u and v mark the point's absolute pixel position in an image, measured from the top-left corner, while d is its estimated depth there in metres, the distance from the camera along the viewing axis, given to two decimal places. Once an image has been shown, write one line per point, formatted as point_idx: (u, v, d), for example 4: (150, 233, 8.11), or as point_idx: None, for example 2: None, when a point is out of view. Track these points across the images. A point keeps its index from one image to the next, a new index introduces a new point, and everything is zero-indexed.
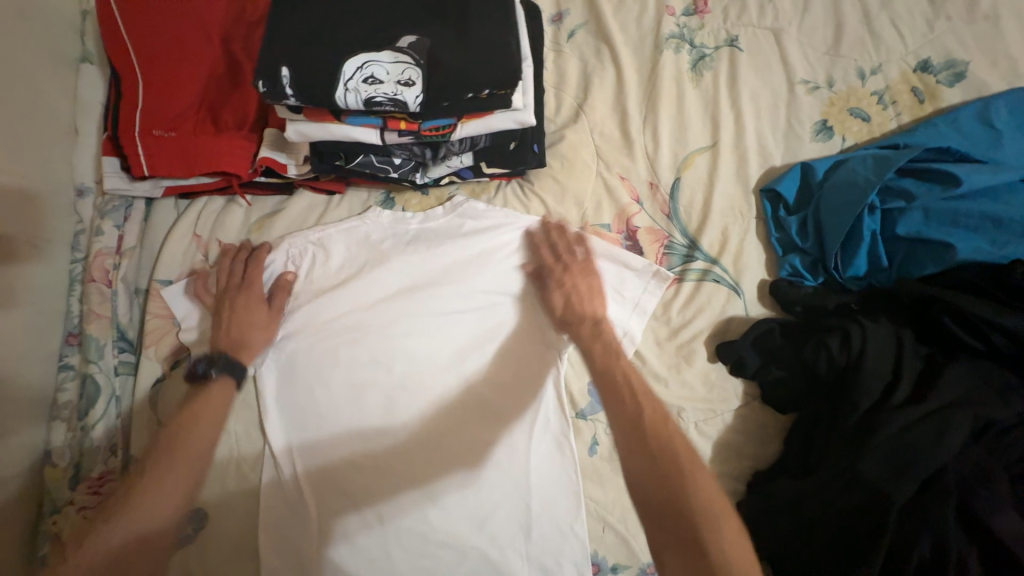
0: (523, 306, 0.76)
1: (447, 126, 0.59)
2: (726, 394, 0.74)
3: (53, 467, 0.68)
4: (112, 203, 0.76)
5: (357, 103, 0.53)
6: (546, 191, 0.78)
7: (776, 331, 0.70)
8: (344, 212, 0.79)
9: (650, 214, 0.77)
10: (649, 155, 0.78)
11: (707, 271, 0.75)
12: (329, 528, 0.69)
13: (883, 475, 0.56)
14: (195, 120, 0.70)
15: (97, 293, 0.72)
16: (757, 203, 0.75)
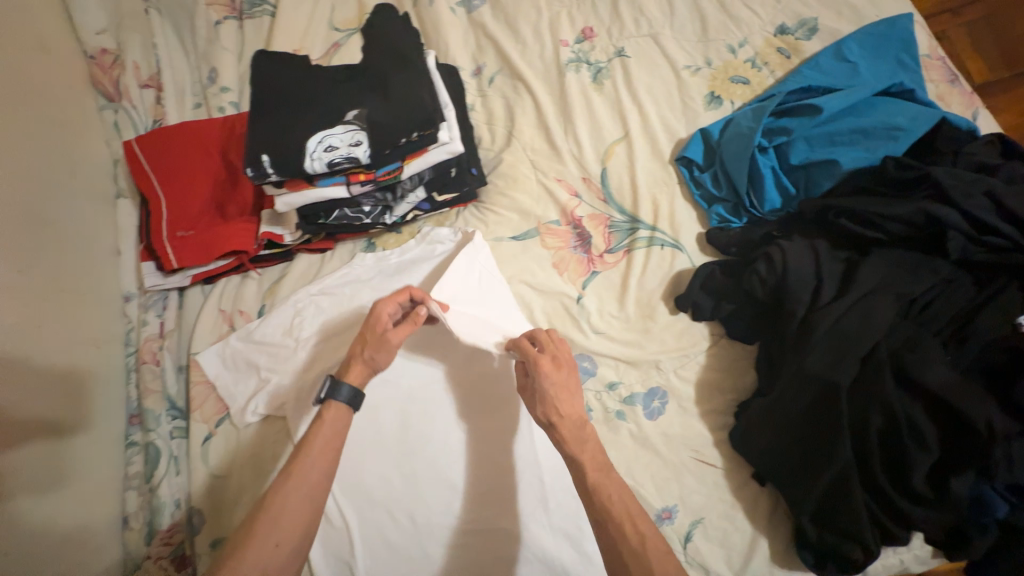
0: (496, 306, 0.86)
1: (395, 169, 0.73)
2: (694, 339, 0.81)
3: (130, 529, 0.79)
4: (153, 299, 0.91)
5: (322, 167, 0.69)
6: (497, 206, 0.91)
7: (716, 272, 0.79)
8: (337, 264, 0.93)
9: (589, 204, 0.89)
10: (576, 155, 0.91)
11: (651, 237, 0.85)
12: (371, 540, 0.78)
13: (828, 365, 0.63)
14: (206, 219, 0.87)
15: (149, 372, 0.85)
16: (676, 170, 0.87)
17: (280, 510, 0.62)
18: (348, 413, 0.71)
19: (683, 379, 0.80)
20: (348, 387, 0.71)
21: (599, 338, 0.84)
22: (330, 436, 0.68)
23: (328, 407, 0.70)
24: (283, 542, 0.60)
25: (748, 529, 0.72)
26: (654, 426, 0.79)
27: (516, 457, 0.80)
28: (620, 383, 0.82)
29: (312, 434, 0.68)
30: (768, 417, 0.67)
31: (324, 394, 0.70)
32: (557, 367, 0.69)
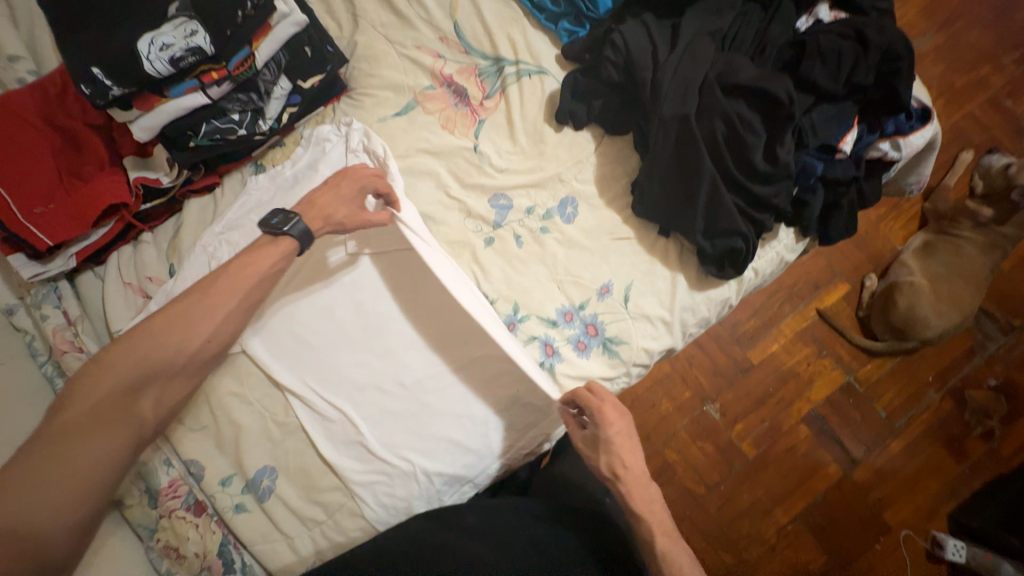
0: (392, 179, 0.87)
1: (247, 57, 0.73)
2: (583, 146, 0.92)
3: (130, 506, 0.78)
4: (41, 293, 0.83)
5: (166, 68, 0.67)
6: (369, 88, 0.92)
7: (578, 78, 0.89)
8: (232, 197, 0.90)
9: (454, 60, 0.93)
10: (426, 17, 0.93)
11: (518, 70, 0.92)
12: (371, 416, 0.84)
13: (676, 104, 0.77)
14: (63, 187, 0.80)
15: (75, 359, 0.79)
16: (519, 5, 0.94)
17: (212, 307, 0.71)
18: (290, 251, 0.76)
19: (584, 182, 0.92)
20: (305, 225, 0.76)
21: (505, 176, 0.92)
22: (273, 260, 0.75)
23: (282, 239, 0.76)
24: (213, 340, 0.72)
25: (668, 273, 0.89)
26: (574, 227, 0.90)
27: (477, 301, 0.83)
28: (535, 206, 0.91)
29: (258, 254, 0.75)
30: (649, 170, 0.81)
31: (277, 225, 0.75)
32: (617, 413, 0.78)
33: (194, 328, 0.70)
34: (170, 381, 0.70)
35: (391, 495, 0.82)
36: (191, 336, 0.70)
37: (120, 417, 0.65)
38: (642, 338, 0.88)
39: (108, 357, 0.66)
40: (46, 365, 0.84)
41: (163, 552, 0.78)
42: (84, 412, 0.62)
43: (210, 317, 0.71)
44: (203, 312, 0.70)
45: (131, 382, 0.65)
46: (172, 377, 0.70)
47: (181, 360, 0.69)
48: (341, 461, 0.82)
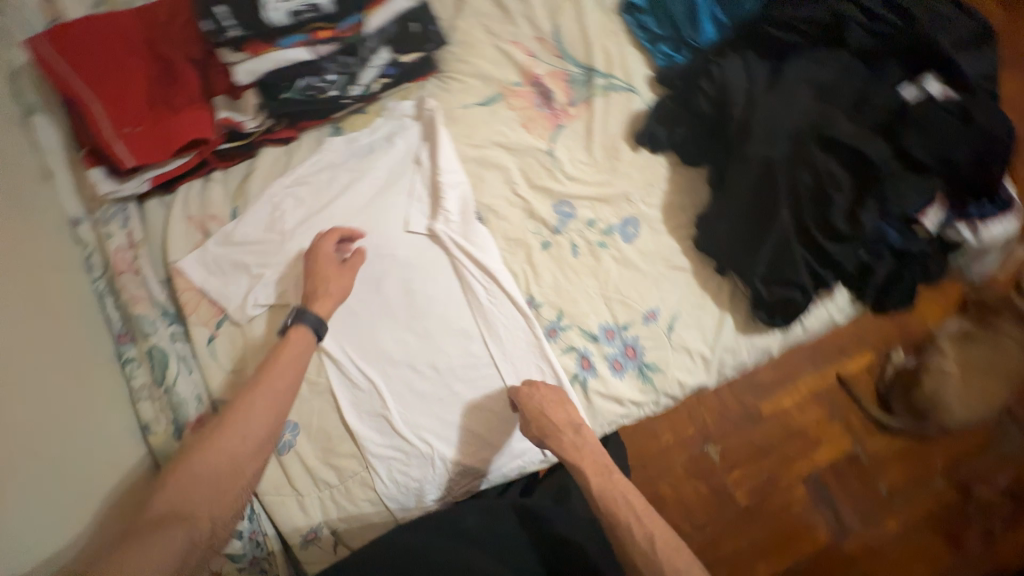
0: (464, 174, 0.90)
1: (357, 23, 0.79)
2: (656, 170, 0.92)
3: (153, 434, 0.79)
4: (110, 211, 0.85)
5: (284, 17, 0.74)
6: (459, 73, 0.93)
7: (667, 102, 0.90)
8: (307, 153, 0.91)
9: (546, 62, 0.95)
10: (528, 15, 0.95)
11: (609, 84, 0.93)
12: (398, 393, 0.85)
13: (765, 145, 0.78)
14: (153, 114, 0.83)
15: (131, 281, 0.83)
16: (621, 20, 0.94)
17: (247, 409, 0.72)
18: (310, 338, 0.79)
19: (651, 206, 0.92)
20: (313, 314, 0.80)
21: (574, 185, 0.92)
22: (298, 350, 0.77)
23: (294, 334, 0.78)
24: (249, 436, 0.70)
25: (717, 311, 0.88)
26: (632, 248, 0.90)
27: (513, 321, 0.86)
28: (598, 219, 0.92)
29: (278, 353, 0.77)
30: (716, 212, 0.84)
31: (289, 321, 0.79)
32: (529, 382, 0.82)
33: (228, 429, 0.69)
34: (233, 483, 0.68)
35: (405, 474, 0.82)
36: (244, 433, 0.70)
37: (175, 518, 0.62)
38: (678, 370, 0.87)
39: (172, 467, 0.66)
40: (98, 282, 0.86)
41: None
42: (160, 510, 0.62)
43: (251, 418, 0.71)
44: (247, 411, 0.71)
45: (192, 483, 0.65)
46: (235, 479, 0.68)
47: (226, 461, 0.68)
48: (362, 431, 0.83)
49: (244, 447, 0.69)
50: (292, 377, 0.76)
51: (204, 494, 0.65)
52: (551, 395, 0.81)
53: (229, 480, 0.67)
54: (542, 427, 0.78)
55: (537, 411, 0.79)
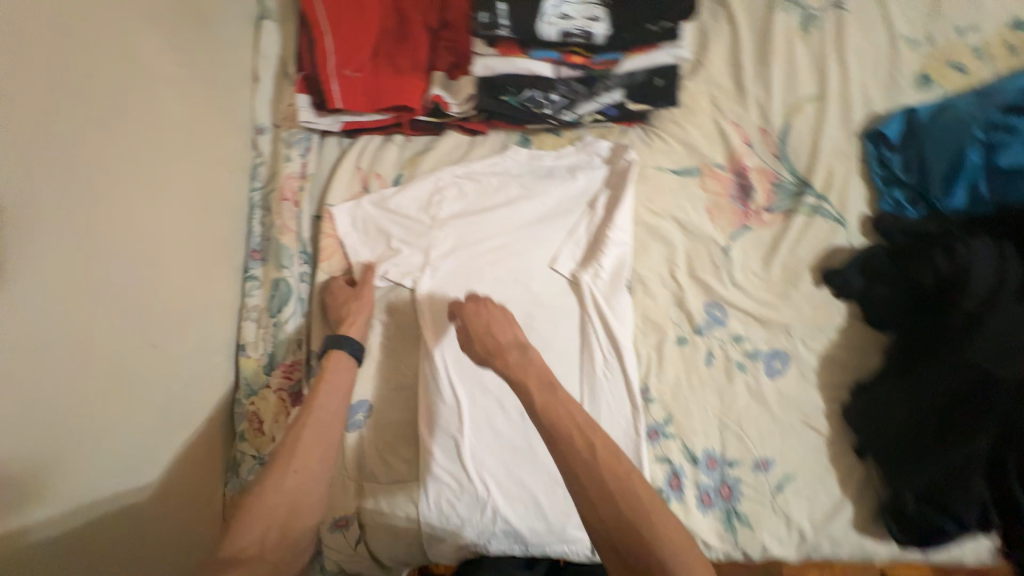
0: (630, 240, 0.84)
1: (612, 61, 0.73)
2: (832, 315, 0.82)
3: (248, 357, 0.80)
4: (296, 136, 0.87)
5: (554, 34, 0.68)
6: (668, 133, 0.88)
7: (880, 254, 0.79)
8: (488, 151, 0.90)
9: (761, 157, 0.87)
10: (761, 103, 0.88)
11: (817, 206, 0.85)
12: (479, 423, 0.81)
13: (990, 358, 0.68)
14: (373, 65, 0.83)
15: (288, 210, 0.84)
16: (860, 145, 0.85)
17: (292, 445, 0.68)
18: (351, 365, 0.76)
19: (809, 349, 0.82)
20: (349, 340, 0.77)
21: (735, 291, 0.84)
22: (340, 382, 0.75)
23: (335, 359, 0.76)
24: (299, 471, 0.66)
25: (837, 493, 0.78)
26: (771, 383, 0.81)
27: (620, 406, 0.80)
28: (746, 338, 0.83)
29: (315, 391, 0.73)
30: (888, 403, 0.75)
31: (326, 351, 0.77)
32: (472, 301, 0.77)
33: (274, 473, 0.65)
34: (297, 522, 0.65)
35: (452, 506, 0.78)
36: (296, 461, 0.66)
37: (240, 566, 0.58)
38: (768, 535, 0.77)
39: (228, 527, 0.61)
40: (255, 193, 0.89)
41: (247, 416, 0.78)
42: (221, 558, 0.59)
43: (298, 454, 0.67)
44: (294, 439, 0.68)
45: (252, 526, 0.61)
46: (300, 522, 0.65)
47: (282, 506, 0.64)
48: (430, 444, 0.80)
49: (296, 486, 0.66)
50: (334, 428, 0.71)
51: (263, 531, 0.62)
52: (500, 316, 0.76)
53: (290, 517, 0.64)
54: (489, 349, 0.72)
55: (482, 332, 0.74)
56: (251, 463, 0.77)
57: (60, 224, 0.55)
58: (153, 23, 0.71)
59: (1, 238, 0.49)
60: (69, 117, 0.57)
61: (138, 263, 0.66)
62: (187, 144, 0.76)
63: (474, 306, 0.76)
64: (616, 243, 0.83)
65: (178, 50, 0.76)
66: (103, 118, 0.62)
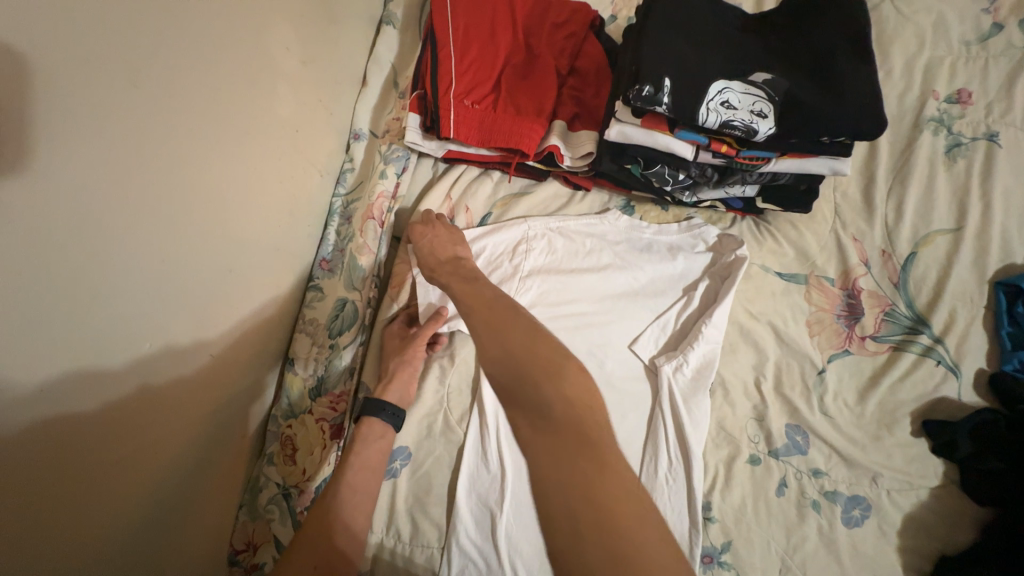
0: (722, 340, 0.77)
1: (762, 159, 0.64)
2: (924, 470, 0.75)
3: (295, 375, 0.75)
4: (395, 153, 0.82)
5: (712, 123, 0.59)
6: (781, 233, 0.83)
7: (999, 422, 0.71)
8: (585, 209, 0.85)
9: (876, 279, 0.80)
10: (889, 223, 0.81)
11: (930, 348, 0.77)
12: (520, 502, 0.73)
13: None
14: (493, 98, 0.78)
15: (372, 230, 0.78)
16: (990, 294, 0.78)
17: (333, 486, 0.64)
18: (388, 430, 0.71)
19: (895, 504, 0.74)
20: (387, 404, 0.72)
21: (823, 420, 0.77)
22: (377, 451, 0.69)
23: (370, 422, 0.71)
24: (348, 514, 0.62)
25: None
26: (846, 533, 0.72)
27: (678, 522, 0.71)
28: (825, 474, 0.75)
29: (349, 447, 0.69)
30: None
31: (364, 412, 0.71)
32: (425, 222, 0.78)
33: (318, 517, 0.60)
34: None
35: None
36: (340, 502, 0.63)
37: None
38: None
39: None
40: (337, 199, 0.84)
41: (280, 439, 0.73)
42: None
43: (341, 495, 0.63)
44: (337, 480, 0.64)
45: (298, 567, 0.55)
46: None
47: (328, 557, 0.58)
48: (464, 514, 0.72)
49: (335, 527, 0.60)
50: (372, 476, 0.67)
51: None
52: (447, 237, 0.76)
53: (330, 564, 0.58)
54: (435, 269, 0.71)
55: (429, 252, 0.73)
56: (274, 492, 0.71)
57: (167, 202, 0.50)
58: (287, 12, 0.68)
59: (110, 219, 0.44)
60: (197, 95, 0.53)
61: (220, 257, 0.60)
62: (289, 141, 0.71)
63: (421, 231, 0.76)
64: (707, 340, 0.76)
65: (304, 42, 0.72)
66: (226, 104, 0.58)
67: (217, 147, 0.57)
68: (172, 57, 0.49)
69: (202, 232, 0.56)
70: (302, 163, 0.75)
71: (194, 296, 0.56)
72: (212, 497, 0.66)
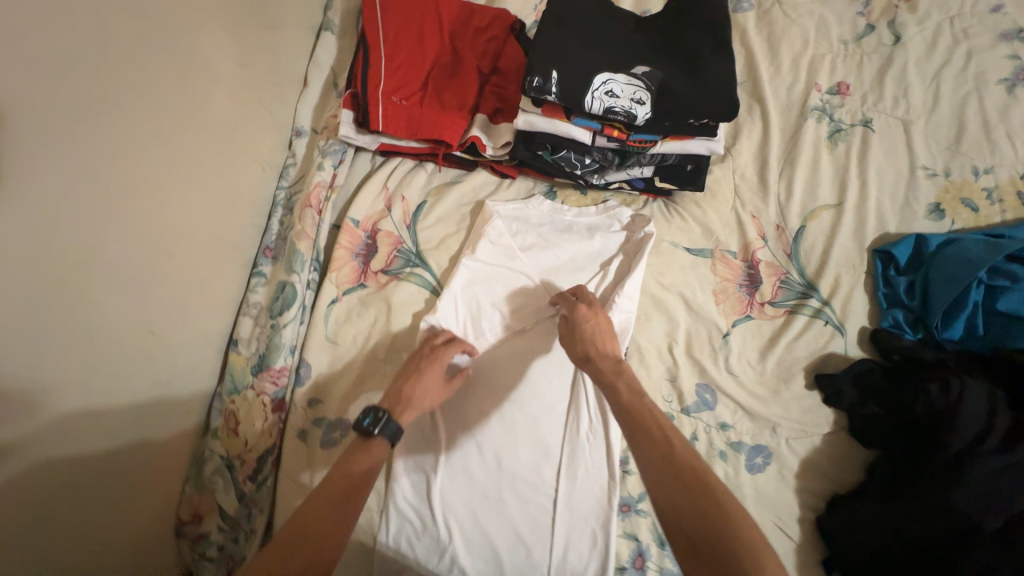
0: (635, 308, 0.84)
1: (649, 141, 0.74)
2: (818, 419, 0.83)
3: (238, 353, 0.79)
4: (332, 147, 0.90)
5: (597, 109, 0.68)
6: (687, 212, 0.92)
7: (875, 372, 0.81)
8: (512, 195, 0.93)
9: (773, 251, 0.89)
10: (781, 201, 0.91)
11: (819, 310, 0.86)
12: (453, 464, 0.79)
13: (974, 506, 0.67)
14: (421, 95, 0.86)
15: (310, 217, 0.84)
16: (869, 260, 0.87)
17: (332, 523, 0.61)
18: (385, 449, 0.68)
19: (792, 450, 0.82)
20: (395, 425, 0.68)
21: (728, 378, 0.85)
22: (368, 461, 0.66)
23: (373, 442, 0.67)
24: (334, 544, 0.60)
25: None
26: (749, 478, 0.80)
27: (597, 473, 0.80)
28: (731, 427, 0.83)
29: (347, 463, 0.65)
30: (860, 531, 0.72)
31: (367, 426, 0.66)
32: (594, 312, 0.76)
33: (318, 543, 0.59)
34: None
35: (407, 543, 0.75)
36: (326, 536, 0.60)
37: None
38: None
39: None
40: (280, 191, 0.90)
41: (224, 414, 0.77)
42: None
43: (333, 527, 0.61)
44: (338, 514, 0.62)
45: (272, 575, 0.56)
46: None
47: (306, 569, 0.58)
48: (400, 476, 0.78)
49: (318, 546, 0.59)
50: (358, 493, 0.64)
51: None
52: (607, 328, 0.75)
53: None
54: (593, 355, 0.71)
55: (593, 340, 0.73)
56: (218, 463, 0.76)
57: (107, 180, 0.56)
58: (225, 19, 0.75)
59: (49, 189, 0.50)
60: (133, 88, 0.59)
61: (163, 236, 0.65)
62: (229, 134, 0.77)
63: (591, 319, 0.75)
64: (620, 308, 0.83)
65: (241, 45, 0.79)
66: (165, 98, 0.64)
67: (159, 137, 0.63)
68: (105, 54, 0.55)
69: (142, 212, 0.62)
70: (243, 155, 0.81)
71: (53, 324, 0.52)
72: (155, 477, 0.68)
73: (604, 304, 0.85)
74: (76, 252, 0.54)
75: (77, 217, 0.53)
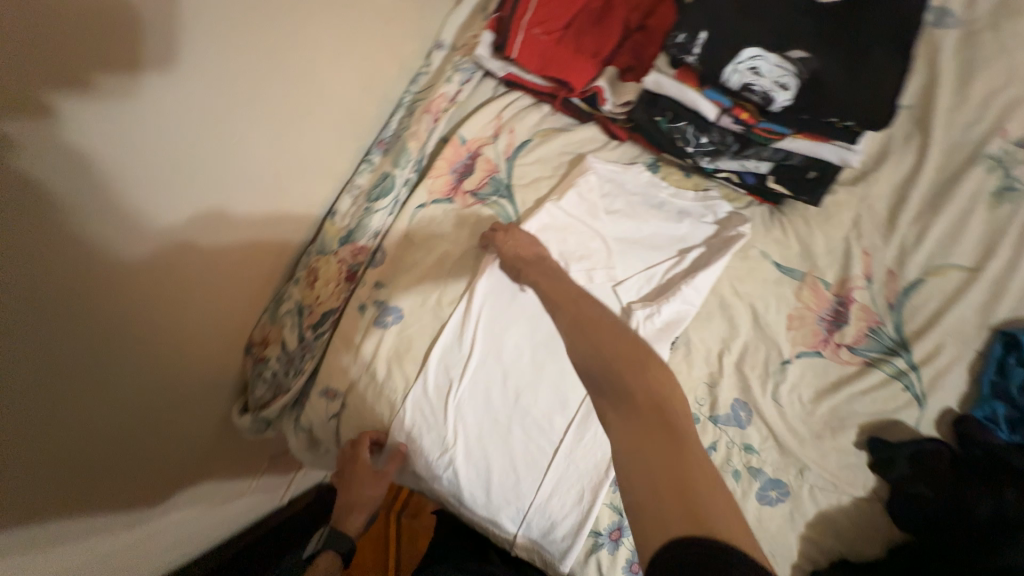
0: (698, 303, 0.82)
1: (777, 133, 0.72)
2: (854, 479, 0.77)
3: (332, 224, 0.87)
4: (464, 65, 0.94)
5: (735, 83, 0.68)
6: (792, 226, 0.86)
7: (944, 456, 0.72)
8: (615, 157, 0.92)
9: (873, 295, 0.81)
10: (904, 246, 0.81)
11: (904, 372, 0.78)
12: (477, 381, 0.85)
13: None
14: (560, 34, 0.88)
15: (426, 122, 0.90)
16: (988, 340, 0.77)
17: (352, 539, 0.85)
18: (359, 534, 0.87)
19: (814, 499, 0.77)
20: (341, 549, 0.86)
21: (772, 405, 0.80)
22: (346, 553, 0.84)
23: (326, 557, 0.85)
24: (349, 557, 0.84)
25: None
26: (756, 507, 0.77)
27: (604, 441, 0.83)
28: (755, 452, 0.79)
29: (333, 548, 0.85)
30: None
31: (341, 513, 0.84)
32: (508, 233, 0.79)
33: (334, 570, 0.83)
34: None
35: (417, 432, 0.83)
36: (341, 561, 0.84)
37: None
38: None
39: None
40: (408, 94, 0.96)
41: (307, 269, 0.85)
42: None
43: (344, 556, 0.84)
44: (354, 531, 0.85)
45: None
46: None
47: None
48: (429, 374, 0.84)
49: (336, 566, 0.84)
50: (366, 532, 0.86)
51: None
52: (525, 242, 0.79)
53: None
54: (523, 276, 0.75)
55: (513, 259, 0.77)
56: (290, 307, 0.83)
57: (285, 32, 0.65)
58: None
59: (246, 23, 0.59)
60: None
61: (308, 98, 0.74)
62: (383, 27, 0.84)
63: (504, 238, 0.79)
64: (683, 295, 0.81)
65: None
66: None
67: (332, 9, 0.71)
68: None
69: (302, 70, 0.70)
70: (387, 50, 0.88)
71: (163, 180, 0.55)
72: (241, 298, 0.77)
73: (667, 288, 0.84)
74: (231, 96, 0.60)
75: (258, 57, 0.62)
